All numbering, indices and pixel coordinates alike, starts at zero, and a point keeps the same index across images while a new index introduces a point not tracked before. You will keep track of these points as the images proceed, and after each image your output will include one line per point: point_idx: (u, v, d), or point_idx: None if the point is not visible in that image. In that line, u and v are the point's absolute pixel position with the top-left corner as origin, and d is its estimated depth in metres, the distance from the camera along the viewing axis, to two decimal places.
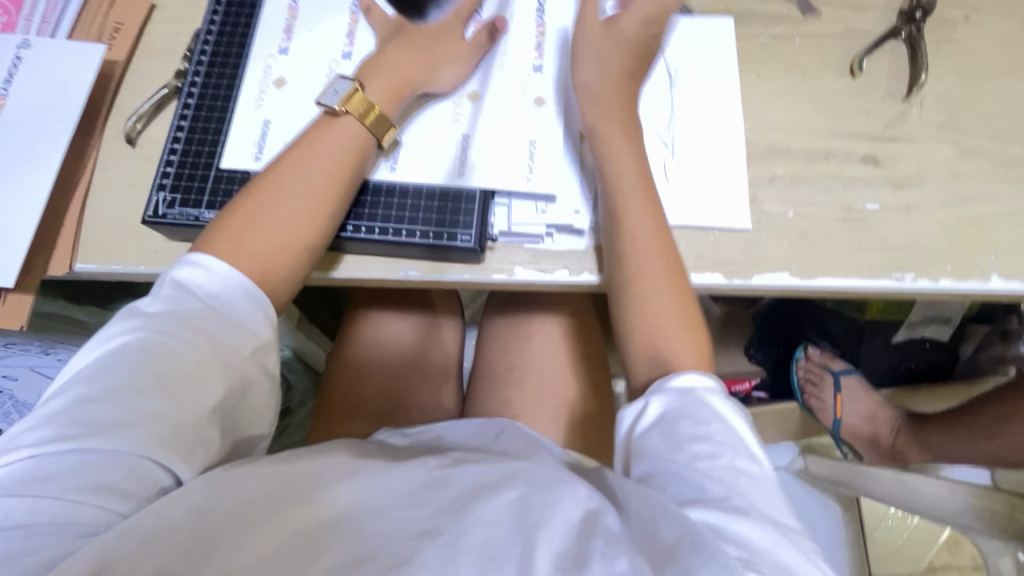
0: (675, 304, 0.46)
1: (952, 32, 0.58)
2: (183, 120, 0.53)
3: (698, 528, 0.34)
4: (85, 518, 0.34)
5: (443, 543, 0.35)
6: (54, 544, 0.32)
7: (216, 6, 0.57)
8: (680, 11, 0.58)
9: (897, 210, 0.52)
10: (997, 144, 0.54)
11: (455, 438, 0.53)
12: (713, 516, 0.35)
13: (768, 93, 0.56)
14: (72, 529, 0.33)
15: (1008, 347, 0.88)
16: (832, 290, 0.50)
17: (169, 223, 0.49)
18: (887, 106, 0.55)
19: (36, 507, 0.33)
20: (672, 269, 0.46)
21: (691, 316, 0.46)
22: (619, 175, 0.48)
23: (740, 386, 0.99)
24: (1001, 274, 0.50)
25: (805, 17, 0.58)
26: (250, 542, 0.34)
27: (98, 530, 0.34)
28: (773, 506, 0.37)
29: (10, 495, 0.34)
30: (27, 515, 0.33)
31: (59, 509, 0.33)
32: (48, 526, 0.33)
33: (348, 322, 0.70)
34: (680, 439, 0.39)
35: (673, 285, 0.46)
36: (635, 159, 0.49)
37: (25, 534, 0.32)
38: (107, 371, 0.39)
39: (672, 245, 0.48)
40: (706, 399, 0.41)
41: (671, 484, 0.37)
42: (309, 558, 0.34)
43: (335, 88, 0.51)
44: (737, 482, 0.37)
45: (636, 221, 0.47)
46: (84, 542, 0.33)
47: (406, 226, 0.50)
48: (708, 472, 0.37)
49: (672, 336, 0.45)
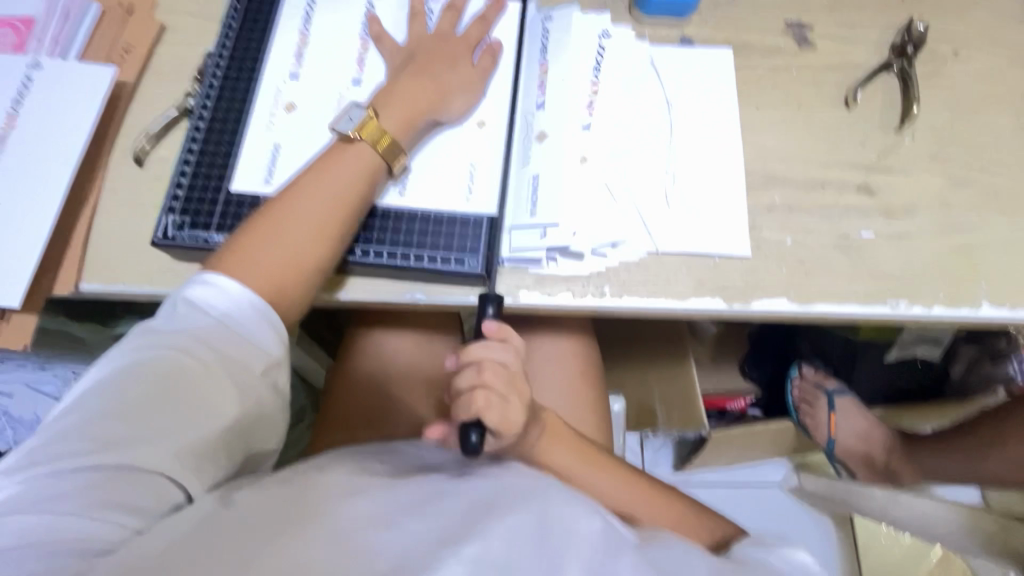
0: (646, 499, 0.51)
1: (943, 66, 0.60)
2: (193, 143, 0.54)
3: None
4: (100, 534, 0.34)
5: (466, 556, 0.34)
6: (70, 561, 0.32)
7: (227, 30, 0.58)
8: (681, 42, 0.60)
9: (892, 238, 0.53)
10: (986, 175, 0.56)
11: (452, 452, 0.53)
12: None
13: (767, 122, 0.57)
14: (86, 545, 0.33)
15: (997, 367, 0.91)
16: (829, 316, 0.52)
17: (179, 245, 0.50)
18: (881, 137, 0.57)
19: (51, 523, 0.34)
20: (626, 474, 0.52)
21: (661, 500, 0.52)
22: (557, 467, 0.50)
23: (736, 404, 1.00)
24: (991, 302, 0.51)
25: (802, 49, 0.60)
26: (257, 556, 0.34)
27: (111, 546, 0.34)
28: None
29: (23, 512, 0.34)
30: (44, 532, 0.33)
31: (72, 526, 0.34)
32: (64, 543, 0.33)
33: (348, 340, 0.70)
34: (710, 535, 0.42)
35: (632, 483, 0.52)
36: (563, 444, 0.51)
37: (44, 552, 0.33)
38: (119, 388, 0.39)
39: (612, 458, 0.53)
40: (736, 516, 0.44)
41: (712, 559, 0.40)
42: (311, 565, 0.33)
43: (350, 115, 0.52)
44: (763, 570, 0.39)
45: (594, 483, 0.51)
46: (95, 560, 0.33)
47: (414, 251, 0.51)
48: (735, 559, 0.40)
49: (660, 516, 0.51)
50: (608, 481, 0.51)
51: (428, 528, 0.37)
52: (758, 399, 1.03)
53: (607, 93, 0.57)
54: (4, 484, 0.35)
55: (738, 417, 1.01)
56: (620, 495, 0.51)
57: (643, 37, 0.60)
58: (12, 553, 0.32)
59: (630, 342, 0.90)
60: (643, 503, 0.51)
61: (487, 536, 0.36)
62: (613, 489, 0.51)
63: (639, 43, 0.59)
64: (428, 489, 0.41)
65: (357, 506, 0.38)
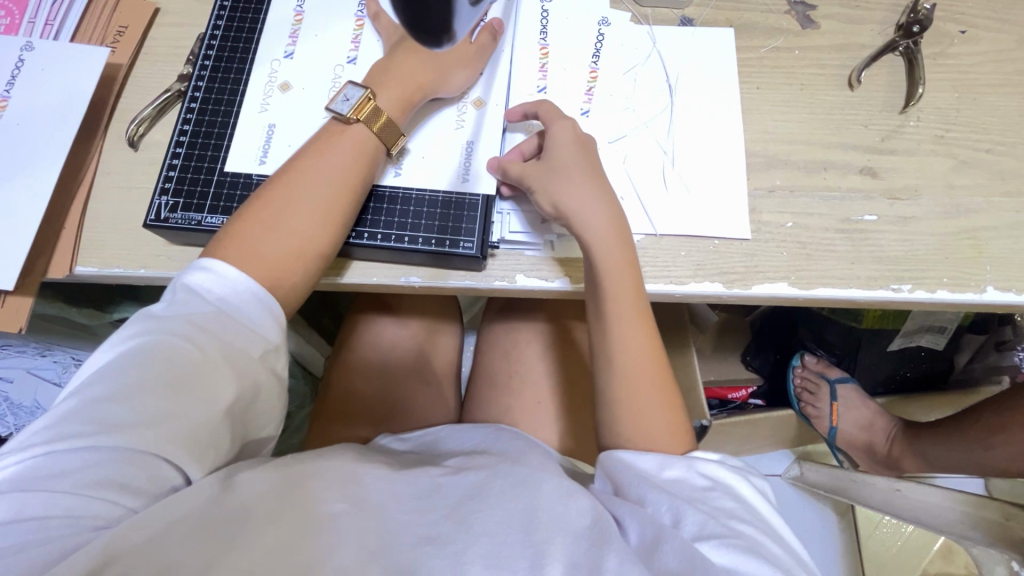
0: (654, 378, 0.47)
1: (949, 46, 0.58)
2: (187, 124, 0.53)
3: (710, 562, 0.35)
4: (96, 513, 0.34)
5: (450, 552, 0.36)
6: (68, 536, 0.33)
7: (220, 11, 0.57)
8: (681, 22, 0.59)
9: (895, 221, 0.52)
10: (993, 157, 0.54)
11: (453, 442, 0.54)
12: (721, 555, 0.36)
13: (767, 104, 0.56)
14: (84, 523, 0.33)
15: (1002, 356, 0.88)
16: (830, 299, 0.51)
17: (171, 227, 0.50)
18: (885, 118, 0.56)
19: (49, 501, 0.34)
20: (661, 378, 0.47)
21: (677, 416, 0.47)
22: (598, 231, 0.46)
23: (737, 394, 1.00)
24: (997, 286, 0.50)
25: (805, 29, 0.59)
26: (254, 547, 0.33)
27: (108, 523, 0.34)
28: (782, 556, 0.37)
29: (23, 489, 0.34)
30: (43, 508, 0.33)
31: (71, 503, 0.34)
32: (63, 519, 0.33)
33: (348, 327, 0.70)
34: (683, 490, 0.41)
35: (657, 369, 0.47)
36: (629, 253, 0.47)
37: (41, 526, 0.33)
38: (121, 372, 0.39)
39: (662, 359, 0.48)
40: (704, 465, 0.42)
41: (680, 517, 0.38)
42: (309, 556, 0.34)
43: (346, 94, 0.51)
44: (742, 527, 0.38)
45: (625, 363, 0.46)
46: (94, 536, 0.33)
47: (409, 233, 0.51)
48: (712, 513, 0.39)
49: (659, 388, 0.46)
50: (647, 390, 0.46)
51: (421, 524, 0.38)
52: (760, 389, 1.02)
53: (604, 73, 0.56)
54: (5, 464, 0.35)
55: (739, 407, 1.00)
56: (653, 418, 0.46)
57: (642, 17, 0.59)
58: (11, 527, 0.32)
59: None
60: (654, 401, 0.46)
61: (484, 534, 0.37)
62: (639, 383, 0.46)
63: (638, 23, 0.58)
64: (423, 480, 0.42)
65: (347, 494, 0.39)
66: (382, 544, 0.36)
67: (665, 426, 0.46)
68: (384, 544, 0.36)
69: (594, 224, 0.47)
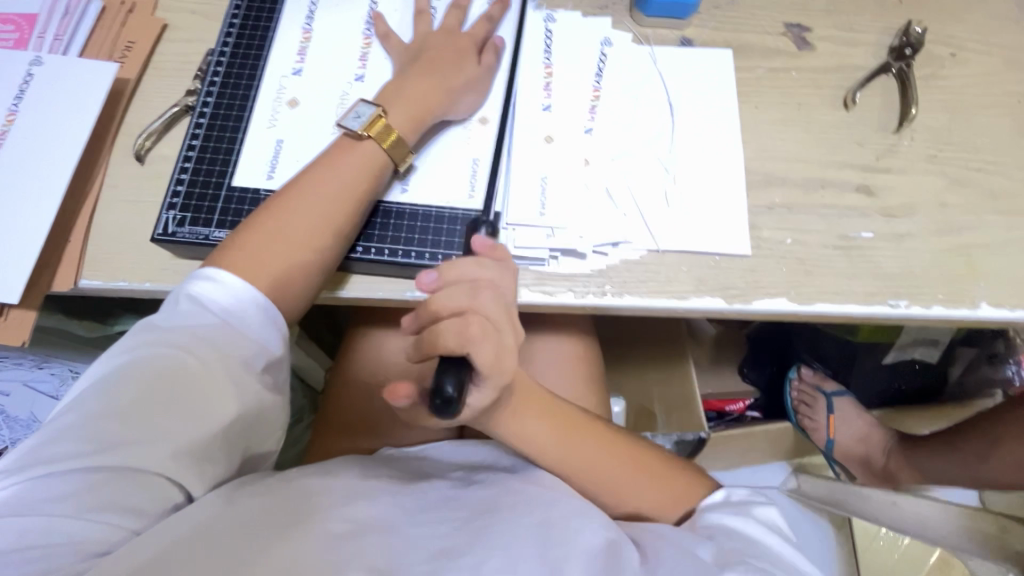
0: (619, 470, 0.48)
1: (940, 68, 0.60)
2: (195, 140, 0.54)
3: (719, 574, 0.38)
4: (96, 536, 0.34)
5: (463, 564, 0.36)
6: (70, 564, 0.33)
7: (230, 28, 0.58)
8: (681, 43, 0.60)
9: (890, 238, 0.54)
10: (984, 176, 0.56)
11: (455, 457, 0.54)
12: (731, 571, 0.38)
13: (766, 123, 0.57)
14: (84, 548, 0.34)
15: (995, 369, 0.91)
16: (828, 314, 0.52)
17: (179, 241, 0.50)
18: (879, 138, 0.57)
19: (49, 526, 0.34)
20: (630, 458, 0.49)
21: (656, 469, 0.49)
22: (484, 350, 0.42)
23: (735, 406, 1.00)
24: (990, 302, 0.52)
25: (801, 50, 0.61)
26: (263, 562, 0.33)
27: (109, 547, 0.34)
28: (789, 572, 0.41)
29: (21, 515, 0.34)
30: (43, 534, 0.33)
31: (73, 528, 0.34)
32: (65, 546, 0.34)
33: (347, 340, 0.70)
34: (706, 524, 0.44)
35: (617, 458, 0.49)
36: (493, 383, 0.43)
37: (42, 553, 0.33)
38: (121, 387, 0.39)
39: (620, 445, 0.49)
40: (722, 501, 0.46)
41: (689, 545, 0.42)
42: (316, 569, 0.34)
43: (357, 112, 0.52)
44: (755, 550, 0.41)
45: (594, 474, 0.48)
46: (93, 563, 0.33)
47: (416, 248, 0.51)
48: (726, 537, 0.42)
49: (630, 479, 0.48)
50: (624, 481, 0.48)
51: (430, 539, 0.38)
52: (757, 401, 1.02)
53: (607, 92, 0.58)
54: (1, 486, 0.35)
55: (737, 419, 1.00)
56: (634, 493, 0.48)
57: (643, 37, 0.60)
58: (11, 554, 0.33)
59: (629, 342, 0.90)
60: (633, 479, 0.48)
61: (492, 550, 0.37)
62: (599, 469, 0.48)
63: (639, 44, 0.60)
64: (429, 496, 0.42)
65: (353, 510, 0.38)
66: (394, 560, 0.36)
67: (649, 494, 0.48)
68: (396, 560, 0.36)
69: (485, 346, 0.42)
